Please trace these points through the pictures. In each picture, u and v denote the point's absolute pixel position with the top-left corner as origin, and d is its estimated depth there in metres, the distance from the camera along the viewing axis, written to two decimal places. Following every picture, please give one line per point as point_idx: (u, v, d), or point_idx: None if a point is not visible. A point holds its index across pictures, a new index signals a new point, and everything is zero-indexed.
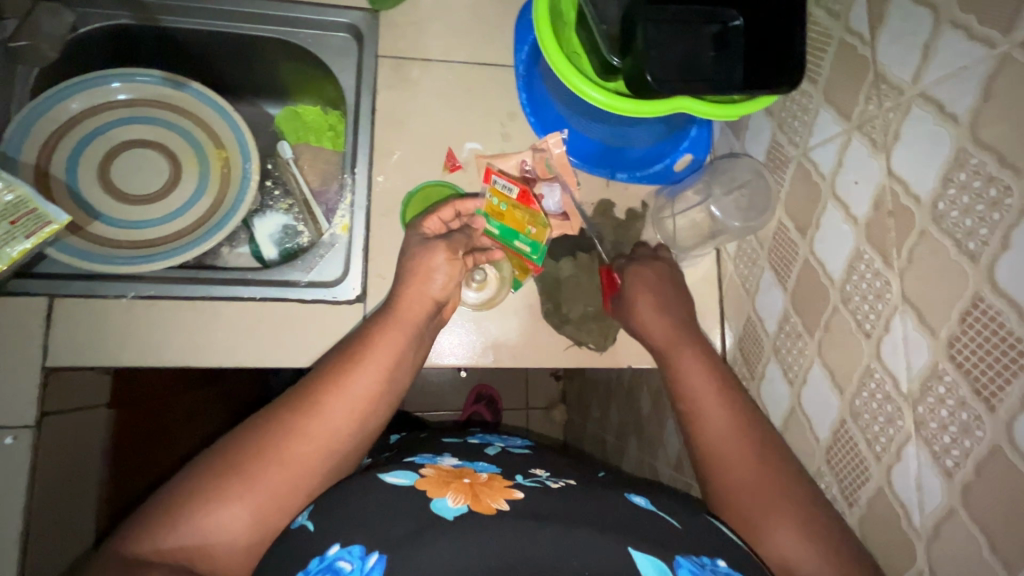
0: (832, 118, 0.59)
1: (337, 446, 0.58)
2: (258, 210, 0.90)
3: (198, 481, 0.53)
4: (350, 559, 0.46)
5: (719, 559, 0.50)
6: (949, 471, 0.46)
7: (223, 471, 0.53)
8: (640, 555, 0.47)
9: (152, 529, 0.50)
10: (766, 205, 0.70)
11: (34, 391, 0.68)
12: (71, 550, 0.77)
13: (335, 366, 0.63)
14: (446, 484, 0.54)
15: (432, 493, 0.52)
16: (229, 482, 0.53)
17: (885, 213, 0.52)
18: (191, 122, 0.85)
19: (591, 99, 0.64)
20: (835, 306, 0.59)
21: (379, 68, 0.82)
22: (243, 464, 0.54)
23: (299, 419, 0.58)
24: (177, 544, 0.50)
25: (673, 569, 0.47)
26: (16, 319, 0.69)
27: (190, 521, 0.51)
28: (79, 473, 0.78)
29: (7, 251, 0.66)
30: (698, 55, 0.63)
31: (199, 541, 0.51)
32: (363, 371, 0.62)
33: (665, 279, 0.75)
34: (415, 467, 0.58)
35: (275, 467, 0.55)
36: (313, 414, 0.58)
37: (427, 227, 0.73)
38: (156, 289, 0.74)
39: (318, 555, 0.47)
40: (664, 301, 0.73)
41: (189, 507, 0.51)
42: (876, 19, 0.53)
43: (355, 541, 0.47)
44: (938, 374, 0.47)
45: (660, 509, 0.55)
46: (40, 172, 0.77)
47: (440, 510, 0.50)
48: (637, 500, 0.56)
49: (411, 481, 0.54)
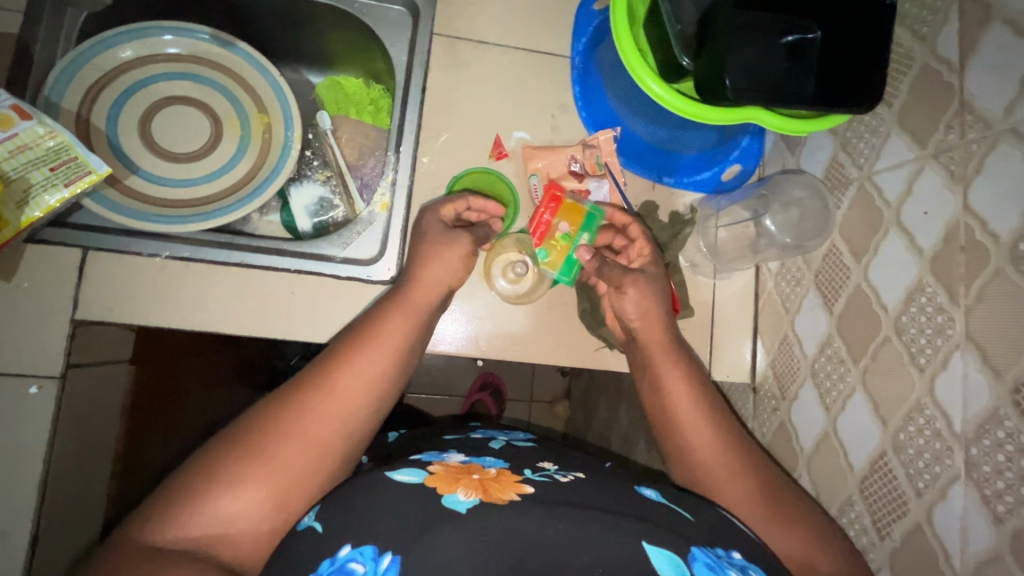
0: (904, 144, 0.58)
1: (352, 429, 0.58)
2: (296, 179, 0.89)
3: (214, 465, 0.52)
4: (364, 561, 0.43)
5: (732, 550, 0.49)
6: (999, 517, 0.46)
7: (240, 455, 0.52)
8: (654, 549, 0.45)
9: (169, 514, 0.49)
10: (823, 227, 0.68)
11: (62, 342, 0.68)
12: (88, 503, 0.77)
13: (354, 344, 0.61)
14: (455, 479, 0.52)
15: (442, 490, 0.49)
16: (246, 465, 0.52)
17: (955, 247, 0.51)
18: (236, 84, 0.83)
19: (670, 105, 0.63)
20: (887, 335, 0.58)
21: (433, 45, 0.80)
22: (261, 448, 0.53)
23: (313, 401, 0.56)
24: (196, 529, 0.49)
25: (687, 562, 0.45)
26: (48, 268, 0.68)
27: (208, 506, 0.50)
28: (100, 427, 0.78)
29: (45, 198, 0.65)
30: (770, 63, 0.59)
31: (218, 526, 0.50)
32: (374, 353, 0.61)
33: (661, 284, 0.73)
34: (421, 463, 0.55)
35: (292, 449, 0.54)
36: (327, 395, 0.57)
37: (444, 214, 0.74)
38: (190, 251, 0.73)
39: (329, 557, 0.45)
40: (660, 307, 0.71)
41: (206, 492, 0.50)
42: (968, 46, 0.51)
43: (367, 542, 0.44)
44: (998, 418, 0.46)
45: (672, 502, 0.53)
46: (82, 121, 0.76)
47: (452, 504, 0.47)
48: (648, 492, 0.54)
49: (420, 479, 0.51)
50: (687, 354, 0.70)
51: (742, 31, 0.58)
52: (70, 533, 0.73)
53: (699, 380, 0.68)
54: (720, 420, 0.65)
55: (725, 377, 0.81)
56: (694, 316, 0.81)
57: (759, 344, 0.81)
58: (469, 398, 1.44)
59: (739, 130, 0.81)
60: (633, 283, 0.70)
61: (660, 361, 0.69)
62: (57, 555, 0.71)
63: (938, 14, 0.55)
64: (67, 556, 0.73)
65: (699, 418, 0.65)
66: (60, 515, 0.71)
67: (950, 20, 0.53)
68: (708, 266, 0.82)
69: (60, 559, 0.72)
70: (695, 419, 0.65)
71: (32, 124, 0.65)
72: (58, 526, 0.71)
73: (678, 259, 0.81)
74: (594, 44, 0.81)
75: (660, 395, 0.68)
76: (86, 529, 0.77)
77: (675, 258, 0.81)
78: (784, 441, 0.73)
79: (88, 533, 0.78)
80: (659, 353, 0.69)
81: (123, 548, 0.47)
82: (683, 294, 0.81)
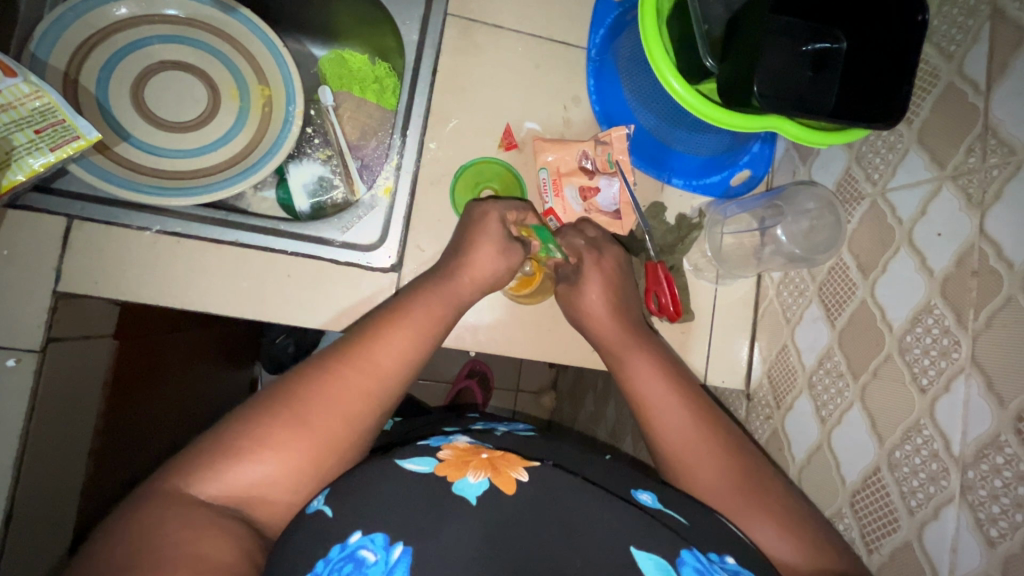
0: (921, 163, 0.57)
1: (382, 403, 0.57)
2: (295, 157, 0.86)
3: (252, 424, 0.50)
4: (375, 549, 0.41)
5: (726, 555, 0.48)
6: (992, 541, 0.47)
7: (278, 417, 0.51)
8: (642, 555, 0.44)
9: (204, 470, 0.47)
10: (834, 241, 0.67)
11: (43, 314, 0.65)
12: (66, 481, 0.74)
13: (359, 334, 0.60)
14: (465, 462, 0.49)
15: (453, 478, 0.47)
16: (286, 427, 0.50)
17: (967, 271, 0.51)
18: (238, 52, 0.79)
19: (787, 130, 0.60)
20: (889, 353, 0.58)
21: (446, 26, 0.78)
22: (299, 408, 0.52)
23: (350, 371, 0.56)
24: (229, 487, 0.47)
25: (675, 567, 0.44)
26: (30, 235, 0.65)
27: (246, 465, 0.48)
28: (81, 404, 0.75)
29: (28, 161, 0.61)
30: (788, 73, 0.59)
31: (254, 488, 0.48)
32: (408, 330, 0.61)
33: (607, 268, 0.74)
34: (429, 449, 0.52)
35: (330, 414, 0.52)
36: (364, 368, 0.56)
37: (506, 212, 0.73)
38: (182, 227, 0.70)
39: (340, 542, 0.42)
40: (610, 289, 0.73)
41: (243, 451, 0.48)
42: (996, 69, 0.51)
43: (378, 529, 0.43)
44: (998, 444, 0.47)
45: (668, 507, 0.52)
46: (69, 81, 0.72)
47: (462, 491, 0.46)
48: (645, 499, 0.52)
49: (431, 468, 0.48)
50: (649, 337, 0.71)
51: (770, 34, 0.57)
52: (49, 508, 0.71)
53: (665, 364, 0.68)
54: (700, 407, 0.64)
55: (720, 381, 0.82)
56: (694, 321, 0.81)
57: (756, 350, 0.82)
58: (455, 386, 1.43)
59: (752, 136, 0.80)
60: (588, 273, 0.73)
61: (623, 350, 0.70)
62: (33, 533, 0.69)
63: (968, 33, 0.54)
64: (42, 536, 0.71)
65: (671, 396, 0.65)
66: (38, 490, 0.69)
67: (980, 41, 0.53)
68: (711, 271, 0.81)
69: (36, 538, 0.70)
70: (665, 404, 0.64)
71: (18, 81, 0.61)
72: (38, 502, 0.69)
73: (682, 262, 0.81)
74: (611, 37, 0.80)
75: (624, 385, 0.68)
76: (62, 507, 0.74)
77: (679, 262, 0.80)
78: (776, 448, 0.73)
79: (64, 512, 0.75)
80: (617, 344, 0.71)
81: (147, 501, 0.44)
82: (684, 297, 0.81)
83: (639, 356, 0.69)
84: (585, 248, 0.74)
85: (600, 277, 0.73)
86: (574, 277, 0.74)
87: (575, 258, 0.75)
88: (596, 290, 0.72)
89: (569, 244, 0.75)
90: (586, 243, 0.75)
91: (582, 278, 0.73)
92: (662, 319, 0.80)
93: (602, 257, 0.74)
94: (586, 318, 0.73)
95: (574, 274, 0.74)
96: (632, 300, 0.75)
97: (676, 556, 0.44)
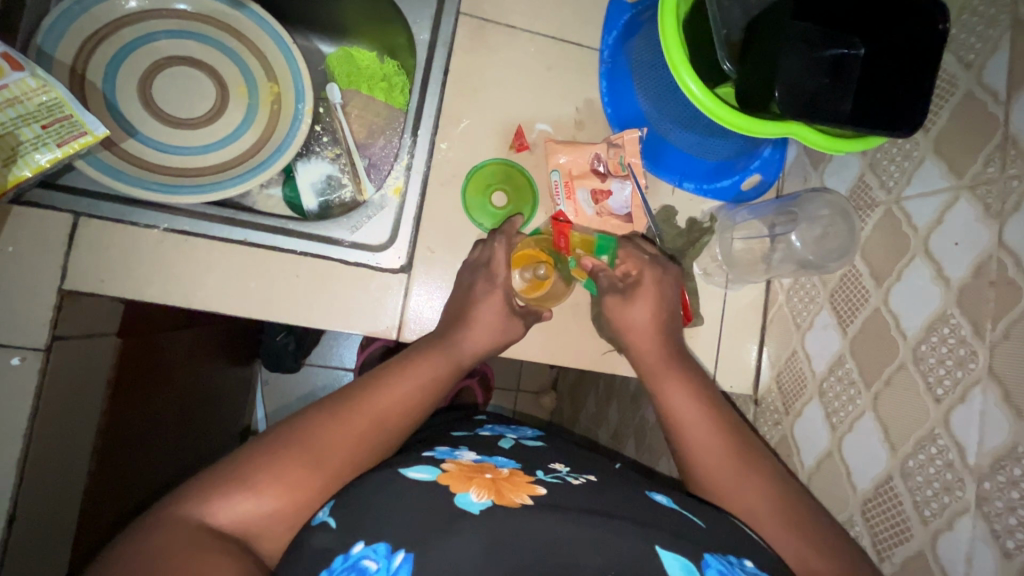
0: (939, 172, 0.57)
1: (381, 442, 0.57)
2: (303, 154, 0.84)
3: (253, 456, 0.50)
4: (377, 558, 0.41)
5: (744, 558, 0.48)
6: (1008, 552, 0.47)
7: (276, 450, 0.51)
8: (667, 554, 0.44)
9: (206, 493, 0.46)
10: (848, 247, 0.67)
11: (48, 313, 0.64)
12: (69, 483, 0.72)
13: (360, 392, 0.60)
14: (469, 479, 0.50)
15: (455, 488, 0.48)
16: (287, 456, 0.50)
17: (985, 282, 0.51)
18: (246, 48, 0.78)
19: (808, 139, 0.60)
20: (903, 362, 0.58)
21: (458, 26, 0.77)
22: (304, 439, 0.52)
23: (352, 413, 0.57)
24: (221, 523, 0.46)
25: (701, 569, 0.43)
26: (36, 232, 0.64)
27: (246, 493, 0.47)
28: (83, 405, 0.72)
29: (34, 157, 0.60)
30: (807, 78, 0.58)
31: (253, 517, 0.47)
32: (412, 375, 0.63)
33: (664, 284, 0.73)
34: (435, 462, 0.53)
35: (328, 448, 0.53)
36: (365, 409, 0.58)
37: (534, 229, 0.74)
38: (190, 225, 0.69)
39: (342, 553, 0.43)
40: (660, 308, 0.72)
41: (244, 478, 0.48)
42: (1017, 80, 0.51)
43: (380, 539, 0.43)
44: (1015, 455, 0.47)
45: (683, 508, 0.52)
46: (76, 76, 0.71)
47: (465, 505, 0.46)
48: (660, 499, 0.53)
49: (434, 477, 0.50)
50: (687, 360, 0.71)
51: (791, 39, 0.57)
52: (54, 509, 0.70)
53: (702, 388, 0.68)
54: (732, 430, 0.64)
55: (728, 386, 0.82)
56: (703, 325, 0.81)
57: (764, 356, 0.82)
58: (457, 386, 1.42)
59: (763, 140, 0.80)
60: (642, 286, 0.72)
61: (661, 371, 0.69)
62: (35, 534, 0.68)
63: (988, 43, 0.54)
64: (45, 538, 0.69)
65: (704, 419, 0.65)
66: (43, 489, 0.68)
67: (1000, 50, 0.52)
68: (721, 275, 0.81)
69: (39, 539, 0.69)
70: (700, 427, 0.64)
71: (25, 77, 0.60)
72: (43, 501, 0.68)
73: (692, 267, 0.81)
74: (624, 38, 0.79)
75: (661, 405, 0.68)
76: (65, 509, 0.72)
77: (689, 266, 0.81)
78: (785, 454, 0.73)
79: (67, 515, 0.73)
80: (655, 366, 0.70)
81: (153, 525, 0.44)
82: (693, 302, 0.80)
83: (673, 377, 0.68)
84: (647, 264, 0.73)
85: (656, 293, 0.72)
86: (626, 289, 0.73)
87: (634, 273, 0.73)
88: (649, 306, 0.71)
89: (630, 257, 0.74)
90: (648, 259, 0.74)
91: (637, 291, 0.72)
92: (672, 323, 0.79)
93: (663, 274, 0.73)
94: (630, 335, 0.72)
95: (629, 285, 0.73)
96: (676, 326, 0.74)
97: (694, 556, 0.44)
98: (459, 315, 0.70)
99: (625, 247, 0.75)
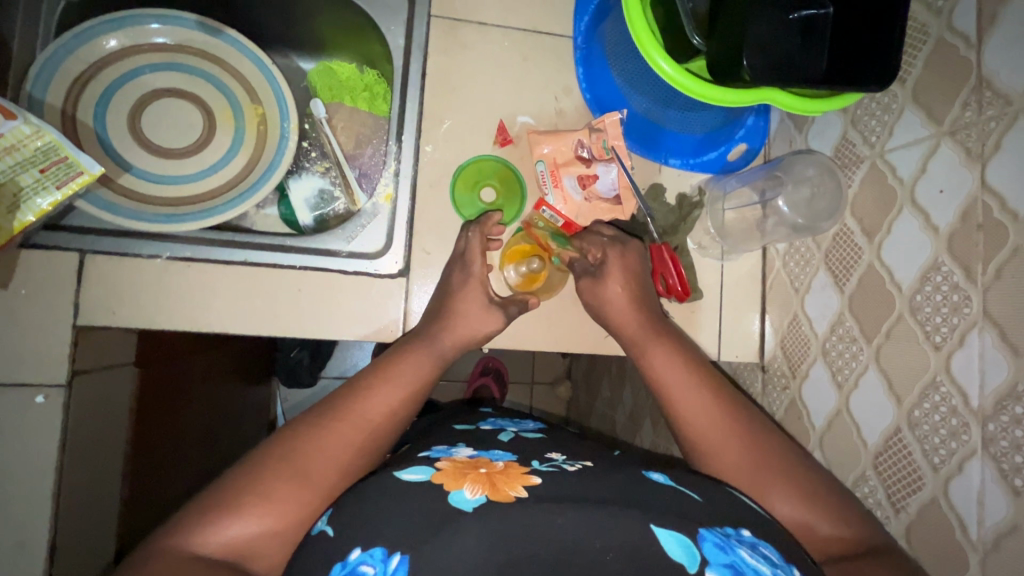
0: (918, 121, 0.57)
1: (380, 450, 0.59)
2: (294, 171, 0.86)
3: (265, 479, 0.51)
4: (373, 562, 0.42)
5: (743, 528, 0.48)
6: (1018, 490, 0.48)
7: (280, 470, 0.52)
8: (665, 532, 0.45)
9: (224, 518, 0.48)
10: (835, 207, 0.68)
11: (65, 349, 0.66)
12: (102, 510, 0.75)
13: (352, 386, 0.63)
14: (462, 475, 0.51)
15: (449, 487, 0.49)
16: (298, 482, 0.52)
17: (972, 225, 0.51)
18: (228, 74, 0.80)
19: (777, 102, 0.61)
20: (900, 314, 0.58)
21: (431, 28, 0.78)
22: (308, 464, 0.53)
23: (354, 429, 0.58)
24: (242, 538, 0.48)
25: (696, 543, 0.45)
26: (46, 272, 0.67)
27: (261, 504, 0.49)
28: (109, 435, 0.75)
29: (36, 201, 0.62)
30: (778, 43, 0.58)
31: (254, 537, 0.49)
32: (410, 388, 0.64)
33: (630, 259, 0.74)
34: (430, 462, 0.55)
35: (326, 466, 0.54)
36: (363, 426, 0.58)
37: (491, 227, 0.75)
38: (192, 251, 0.71)
39: (341, 561, 0.44)
40: (633, 281, 0.73)
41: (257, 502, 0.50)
42: (986, 21, 0.51)
43: (376, 543, 0.44)
44: (1016, 394, 0.47)
45: (681, 485, 0.53)
46: (68, 118, 0.73)
47: (458, 502, 0.47)
48: (656, 477, 0.53)
49: (428, 476, 0.51)
50: (668, 327, 0.72)
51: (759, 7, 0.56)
52: (91, 536, 0.73)
53: (682, 353, 0.68)
54: (727, 394, 0.64)
55: (733, 357, 0.82)
56: (703, 299, 0.82)
57: (768, 323, 0.82)
58: (471, 383, 1.43)
59: (745, 108, 0.80)
60: (611, 269, 0.73)
61: (642, 339, 0.70)
62: (75, 562, 0.70)
63: None
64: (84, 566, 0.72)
65: (689, 382, 0.65)
66: (81, 518, 0.71)
67: None
68: (717, 248, 0.82)
69: (78, 567, 0.71)
70: (682, 388, 0.65)
71: (17, 124, 0.61)
72: (80, 529, 0.71)
73: (687, 242, 0.81)
74: (597, 22, 0.79)
75: (643, 372, 0.69)
76: (101, 535, 0.75)
77: (683, 242, 0.81)
78: (796, 417, 0.74)
79: (102, 542, 0.76)
80: (636, 334, 0.71)
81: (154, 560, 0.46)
82: (691, 276, 0.81)
83: (655, 344, 0.69)
84: (609, 244, 0.75)
85: (622, 269, 0.73)
86: (597, 271, 0.74)
87: (598, 255, 0.75)
88: (617, 282, 0.72)
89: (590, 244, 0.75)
90: (609, 239, 0.75)
91: (606, 271, 0.73)
92: (671, 300, 0.80)
93: (625, 250, 0.74)
94: (604, 309, 0.73)
95: (599, 265, 0.74)
96: (653, 298, 0.75)
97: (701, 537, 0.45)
98: (462, 313, 0.71)
99: (583, 238, 0.76)
